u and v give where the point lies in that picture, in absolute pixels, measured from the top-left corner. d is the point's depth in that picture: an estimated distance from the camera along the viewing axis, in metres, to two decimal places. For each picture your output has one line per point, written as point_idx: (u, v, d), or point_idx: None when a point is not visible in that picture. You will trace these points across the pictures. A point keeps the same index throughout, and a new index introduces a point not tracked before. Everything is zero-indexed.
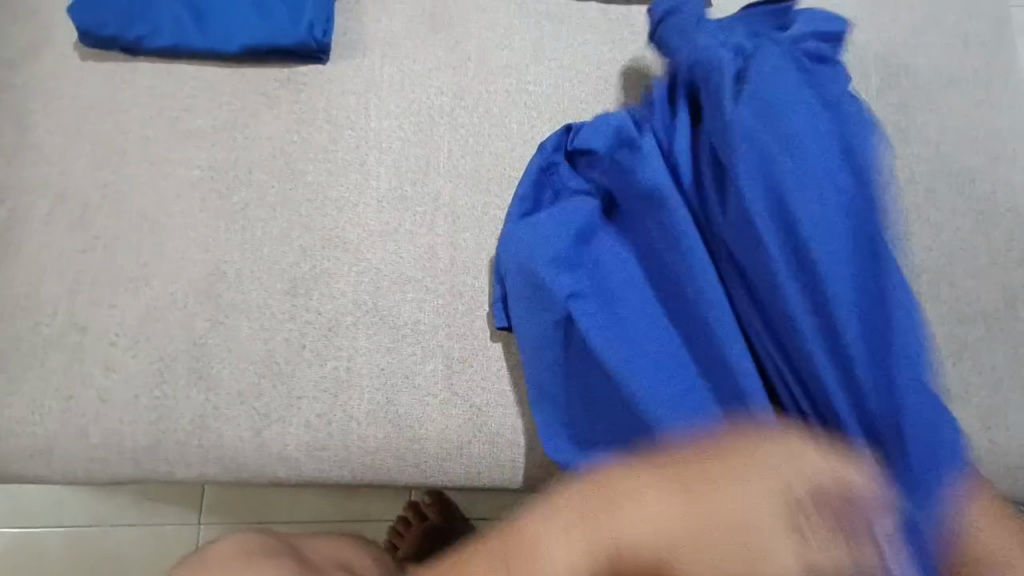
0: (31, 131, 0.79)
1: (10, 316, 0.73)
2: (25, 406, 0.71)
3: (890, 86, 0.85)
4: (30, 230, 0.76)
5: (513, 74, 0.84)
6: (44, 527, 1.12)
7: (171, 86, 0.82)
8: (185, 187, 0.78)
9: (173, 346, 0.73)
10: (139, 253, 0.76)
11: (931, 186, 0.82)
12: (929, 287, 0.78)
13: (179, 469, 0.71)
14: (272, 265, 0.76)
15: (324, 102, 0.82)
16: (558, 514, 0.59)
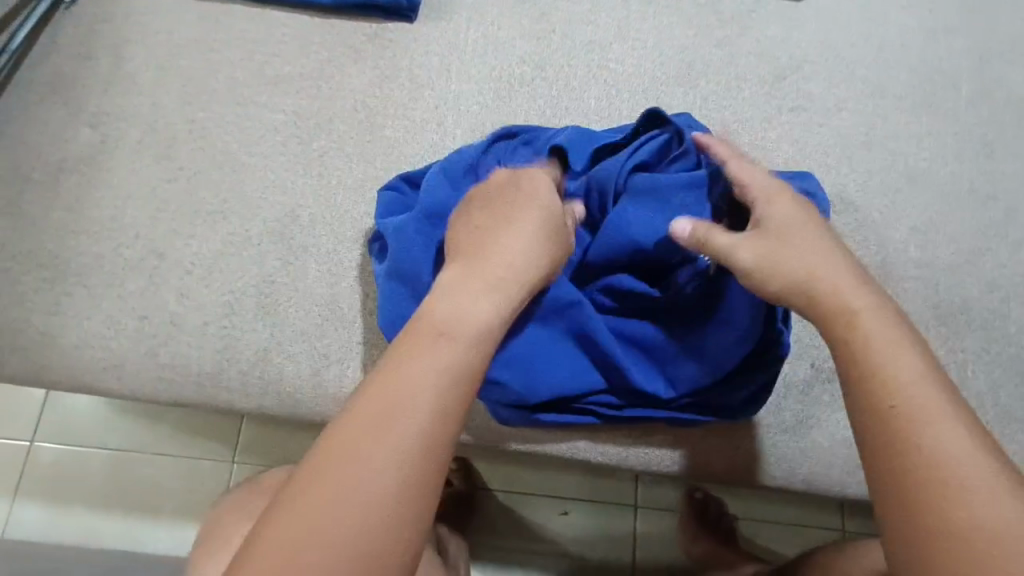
0: (127, 61, 0.82)
1: (93, 236, 0.76)
2: (101, 323, 0.74)
3: (981, 97, 0.83)
4: (119, 156, 0.79)
5: (596, 50, 0.84)
6: (90, 448, 1.18)
7: (263, 31, 0.84)
8: (268, 129, 0.80)
9: (244, 281, 0.76)
10: (219, 189, 0.78)
11: (1013, 205, 0.80)
12: (1001, 306, 0.77)
13: (238, 399, 0.74)
14: (344, 213, 0.78)
15: (407, 60, 0.83)
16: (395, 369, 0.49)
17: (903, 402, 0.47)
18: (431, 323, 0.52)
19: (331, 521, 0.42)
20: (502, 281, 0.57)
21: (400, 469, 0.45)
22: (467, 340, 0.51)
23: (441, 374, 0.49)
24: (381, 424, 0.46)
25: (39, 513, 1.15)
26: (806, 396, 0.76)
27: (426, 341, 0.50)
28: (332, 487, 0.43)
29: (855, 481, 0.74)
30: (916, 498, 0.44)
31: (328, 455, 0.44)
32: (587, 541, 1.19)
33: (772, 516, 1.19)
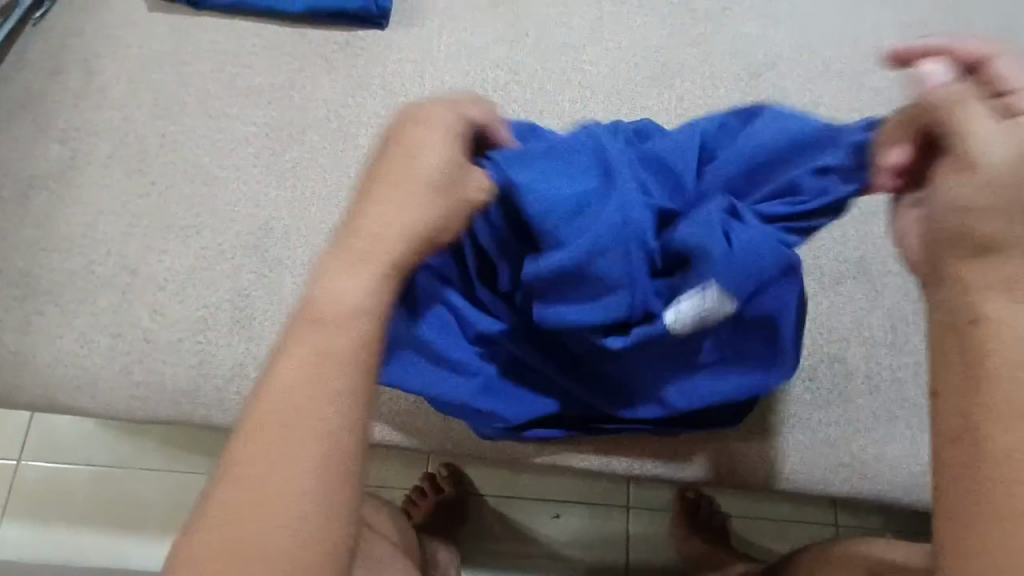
0: (96, 75, 0.81)
1: (64, 253, 0.75)
2: (74, 341, 0.73)
3: None
4: (90, 171, 0.78)
5: (570, 52, 0.83)
6: (76, 464, 1.17)
7: (234, 41, 0.83)
8: (241, 141, 0.80)
9: (219, 296, 0.75)
10: (191, 202, 0.78)
11: None
12: None
13: (215, 415, 0.73)
14: (319, 224, 0.77)
15: (380, 68, 0.82)
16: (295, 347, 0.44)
17: (993, 440, 0.39)
18: (340, 274, 0.46)
19: (239, 544, 0.39)
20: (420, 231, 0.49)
21: (327, 424, 0.41)
22: (382, 273, 0.47)
23: (341, 337, 0.44)
24: (298, 390, 0.42)
25: (25, 532, 1.14)
26: (787, 395, 0.75)
27: (343, 279, 0.46)
28: (262, 458, 0.40)
29: (839, 480, 0.73)
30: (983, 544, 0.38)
31: (229, 476, 0.40)
32: (580, 544, 1.19)
33: (765, 514, 1.18)
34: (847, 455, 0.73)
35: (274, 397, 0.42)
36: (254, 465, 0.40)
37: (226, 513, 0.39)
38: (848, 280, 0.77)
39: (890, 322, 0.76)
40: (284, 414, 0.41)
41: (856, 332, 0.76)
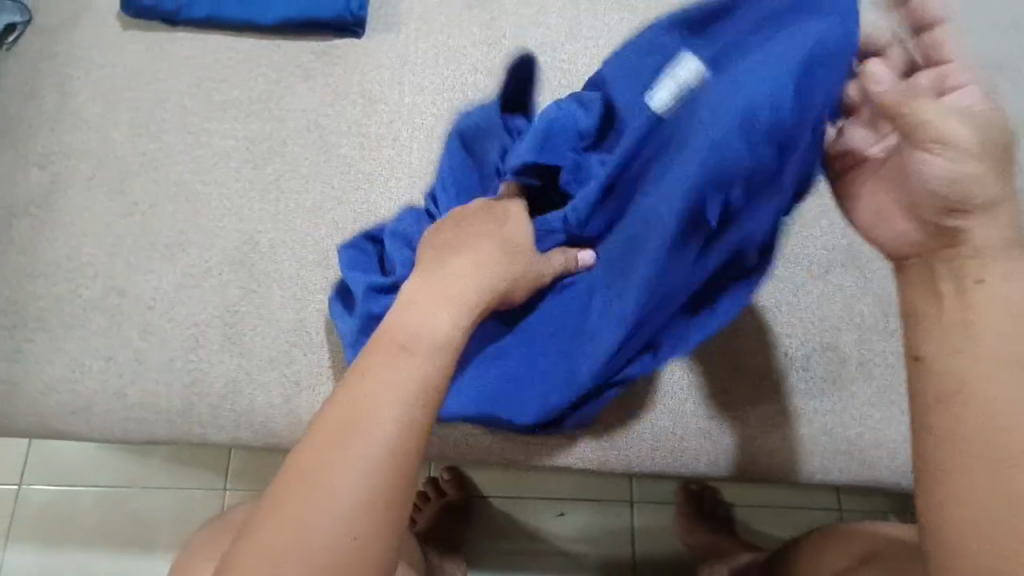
0: (73, 97, 0.80)
1: (50, 278, 0.75)
2: (65, 366, 0.73)
3: None
4: (72, 194, 0.77)
5: (548, 51, 0.83)
6: (78, 486, 1.16)
7: (209, 56, 0.82)
8: (222, 156, 0.79)
9: (208, 313, 0.75)
10: (175, 220, 0.77)
11: None
12: None
13: (211, 433, 0.73)
14: (305, 236, 0.77)
15: (358, 76, 0.82)
16: (369, 372, 0.49)
17: (954, 360, 0.45)
18: (398, 352, 0.50)
19: (297, 547, 0.42)
20: (465, 301, 0.54)
21: (358, 497, 0.44)
22: (423, 349, 0.50)
23: (405, 393, 0.48)
24: (340, 458, 0.45)
25: (30, 556, 1.14)
26: (781, 384, 0.75)
27: (391, 357, 0.49)
28: (289, 513, 0.43)
29: (835, 468, 0.74)
30: (937, 476, 0.43)
31: (297, 481, 0.44)
32: (585, 540, 1.18)
33: (767, 500, 1.18)
34: (844, 443, 0.74)
35: (344, 419, 0.46)
36: (319, 474, 0.44)
37: (253, 560, 0.42)
38: (836, 268, 0.78)
39: (879, 307, 0.77)
40: (347, 431, 0.46)
41: (846, 318, 0.77)
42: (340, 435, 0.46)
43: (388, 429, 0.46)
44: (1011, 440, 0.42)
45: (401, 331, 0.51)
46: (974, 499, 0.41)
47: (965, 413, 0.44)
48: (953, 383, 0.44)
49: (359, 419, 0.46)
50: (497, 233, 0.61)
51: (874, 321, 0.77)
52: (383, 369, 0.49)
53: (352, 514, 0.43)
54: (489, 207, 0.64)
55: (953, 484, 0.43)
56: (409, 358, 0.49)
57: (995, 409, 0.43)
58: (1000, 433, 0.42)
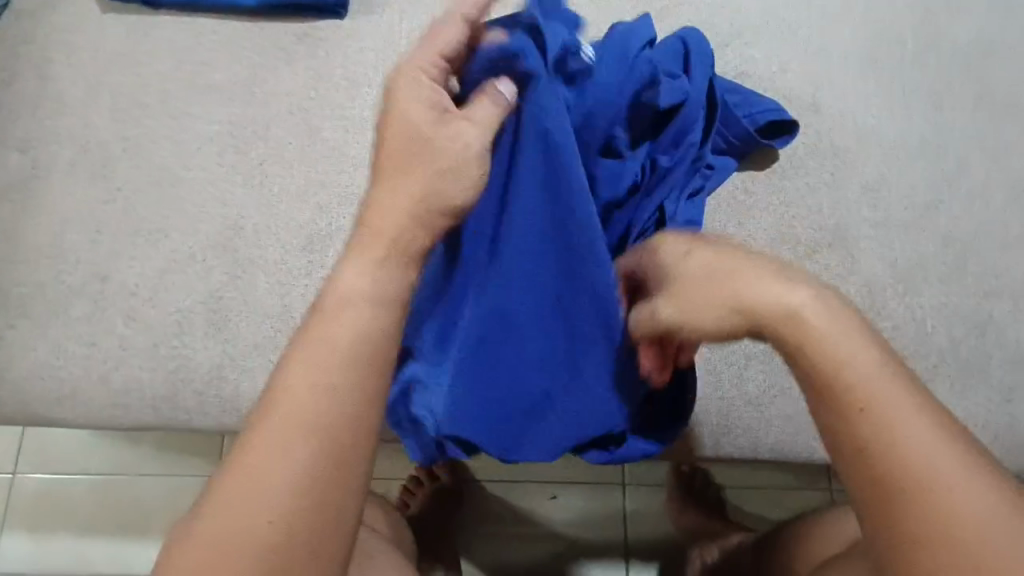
0: (52, 81, 0.79)
1: (32, 265, 0.74)
2: (49, 353, 0.72)
3: (926, 49, 0.82)
4: (53, 180, 0.77)
5: None
6: (72, 474, 1.17)
7: (190, 39, 0.81)
8: (204, 141, 0.78)
9: (192, 299, 0.74)
10: (158, 206, 0.77)
11: (964, 156, 0.79)
12: (956, 260, 0.76)
13: (196, 419, 0.73)
14: (289, 221, 0.77)
15: (341, 58, 0.81)
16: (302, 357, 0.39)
17: (872, 403, 0.40)
18: (318, 319, 0.41)
19: (224, 550, 0.36)
20: (394, 241, 0.43)
21: (285, 497, 0.37)
22: (343, 310, 0.41)
23: (323, 363, 0.39)
24: (265, 448, 0.38)
25: (25, 544, 1.14)
26: (768, 365, 0.75)
27: (310, 348, 0.39)
28: (218, 508, 0.37)
29: (823, 448, 0.74)
30: (895, 495, 0.39)
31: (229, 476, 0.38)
32: (577, 523, 1.18)
33: (758, 482, 1.19)
34: None
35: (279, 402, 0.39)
36: (253, 463, 0.37)
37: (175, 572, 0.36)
38: (824, 248, 0.76)
39: (866, 287, 0.75)
40: (284, 417, 0.38)
41: None
42: (273, 420, 0.38)
43: (328, 407, 0.38)
44: (923, 432, 0.39)
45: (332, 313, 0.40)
46: (902, 537, 0.38)
47: (896, 448, 0.39)
48: (884, 423, 0.40)
49: (291, 399, 0.38)
50: (447, 152, 0.46)
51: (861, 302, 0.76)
52: (325, 336, 0.40)
53: (292, 507, 0.37)
54: (445, 130, 0.50)
55: (910, 497, 0.38)
56: (344, 329, 0.40)
57: (915, 449, 0.39)
58: (916, 457, 0.39)
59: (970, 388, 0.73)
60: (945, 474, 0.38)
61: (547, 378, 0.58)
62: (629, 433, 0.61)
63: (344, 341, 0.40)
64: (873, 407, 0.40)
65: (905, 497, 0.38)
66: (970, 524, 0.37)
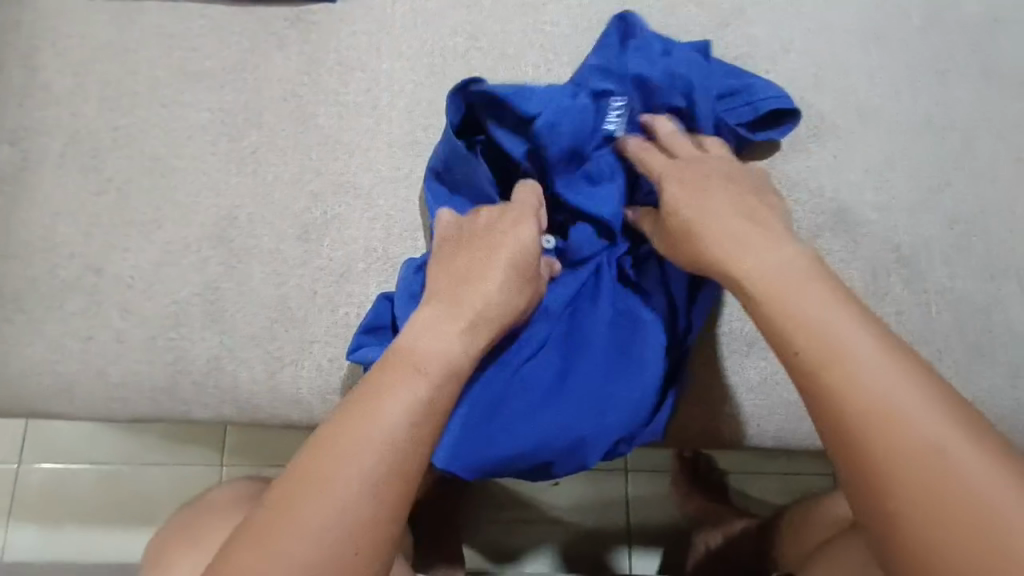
0: (40, 71, 0.78)
1: (26, 258, 0.74)
2: (46, 346, 0.72)
3: (933, 24, 0.80)
4: (45, 172, 0.76)
5: (530, 12, 0.80)
6: (77, 465, 1.17)
7: (180, 25, 0.80)
8: (196, 129, 0.77)
9: (188, 290, 0.74)
10: (152, 196, 0.76)
11: (971, 134, 0.77)
12: (962, 241, 0.75)
13: (196, 410, 0.73)
14: (284, 210, 0.76)
15: (334, 42, 0.79)
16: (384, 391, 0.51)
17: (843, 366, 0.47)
18: (402, 362, 0.53)
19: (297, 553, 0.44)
20: (473, 318, 0.57)
21: (363, 511, 0.46)
22: (438, 372, 0.53)
23: (412, 404, 0.50)
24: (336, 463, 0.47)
25: (33, 534, 1.15)
26: (770, 350, 0.75)
27: (397, 379, 0.51)
28: (281, 523, 0.45)
29: None
30: (892, 466, 0.43)
31: (296, 490, 0.46)
32: (579, 508, 1.19)
33: (761, 466, 1.19)
34: None
35: (355, 427, 0.48)
36: (322, 482, 0.46)
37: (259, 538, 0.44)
38: (827, 232, 0.75)
39: (870, 269, 0.74)
40: (356, 444, 0.48)
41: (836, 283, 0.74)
42: (348, 444, 0.48)
43: (405, 441, 0.49)
44: (906, 393, 0.45)
45: (412, 356, 0.53)
46: (915, 487, 0.42)
47: (896, 402, 0.44)
48: (838, 382, 0.46)
49: (372, 433, 0.48)
50: (505, 247, 0.60)
51: (865, 285, 0.74)
52: (399, 382, 0.51)
53: (350, 525, 0.45)
54: (498, 222, 0.63)
55: (883, 429, 0.44)
56: (423, 377, 0.52)
57: (914, 412, 0.44)
58: (924, 421, 0.44)
59: (975, 370, 0.73)
60: (942, 424, 0.43)
61: (562, 398, 0.63)
62: (633, 441, 0.65)
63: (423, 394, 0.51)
64: (862, 367, 0.46)
65: (870, 430, 0.44)
66: (958, 451, 0.42)
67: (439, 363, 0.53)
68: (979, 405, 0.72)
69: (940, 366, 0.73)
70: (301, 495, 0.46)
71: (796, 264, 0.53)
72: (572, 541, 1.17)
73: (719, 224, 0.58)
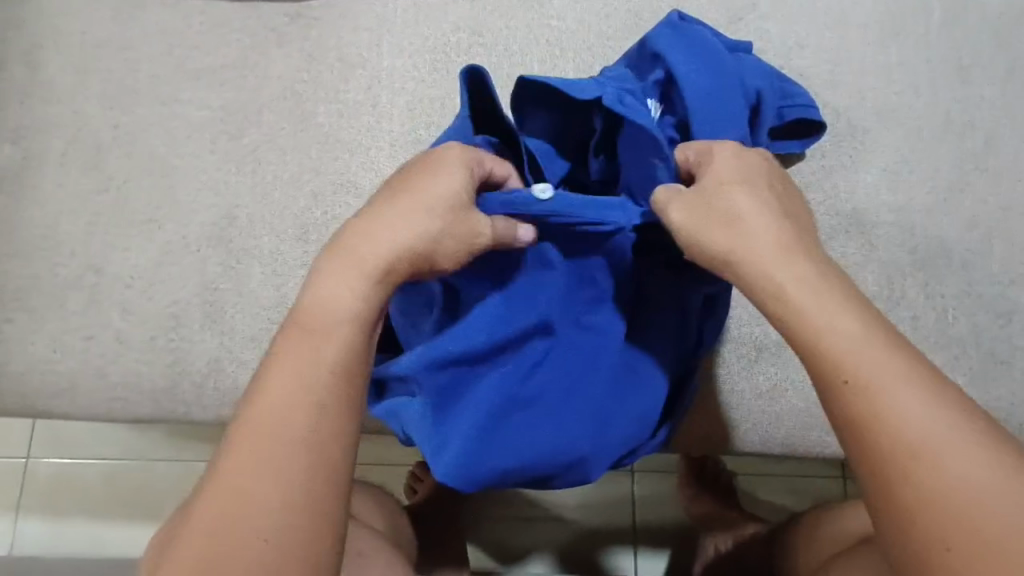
0: (40, 68, 0.77)
1: (26, 257, 0.73)
2: (47, 346, 0.72)
3: (953, 18, 0.77)
4: (45, 170, 0.75)
5: (535, 7, 0.78)
6: (84, 460, 1.18)
7: (180, 21, 0.78)
8: (196, 127, 0.76)
9: (188, 291, 0.73)
10: (152, 196, 0.75)
11: (992, 133, 0.74)
12: (980, 244, 0.73)
13: (195, 411, 0.72)
14: (284, 210, 0.75)
15: (335, 39, 0.78)
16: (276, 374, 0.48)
17: (849, 376, 0.44)
18: (298, 340, 0.49)
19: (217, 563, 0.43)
20: (370, 266, 0.51)
21: (271, 497, 0.44)
22: (328, 331, 0.49)
23: (305, 382, 0.47)
24: (246, 458, 0.45)
25: (41, 528, 1.16)
26: (779, 356, 0.73)
27: (291, 356, 0.48)
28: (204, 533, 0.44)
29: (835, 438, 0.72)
30: (898, 474, 0.42)
31: (210, 501, 0.44)
32: (583, 510, 1.17)
33: (770, 469, 1.17)
34: None
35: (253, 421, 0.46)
36: (232, 488, 0.44)
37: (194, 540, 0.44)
38: (840, 234, 0.73)
39: (884, 274, 0.72)
40: (252, 440, 0.45)
41: None
42: (247, 443, 0.45)
43: (300, 411, 0.46)
44: (940, 427, 0.42)
45: (304, 321, 0.49)
46: (921, 498, 0.41)
47: (896, 407, 0.42)
48: (851, 394, 0.44)
49: (263, 413, 0.46)
50: (417, 194, 0.53)
51: (879, 290, 0.72)
52: (287, 359, 0.48)
53: (264, 531, 0.43)
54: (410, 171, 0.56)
55: (919, 467, 0.41)
56: (309, 340, 0.49)
57: (918, 414, 0.42)
58: (925, 427, 0.42)
59: (993, 379, 0.70)
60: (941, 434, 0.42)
61: (567, 415, 0.59)
62: (638, 453, 0.65)
63: (323, 351, 0.48)
64: (867, 372, 0.44)
65: (907, 461, 0.41)
66: (955, 452, 0.41)
67: (327, 316, 0.49)
68: (997, 415, 0.69)
69: (957, 374, 0.70)
70: (212, 509, 0.44)
71: (803, 269, 0.48)
72: (577, 541, 1.16)
73: (751, 243, 0.49)
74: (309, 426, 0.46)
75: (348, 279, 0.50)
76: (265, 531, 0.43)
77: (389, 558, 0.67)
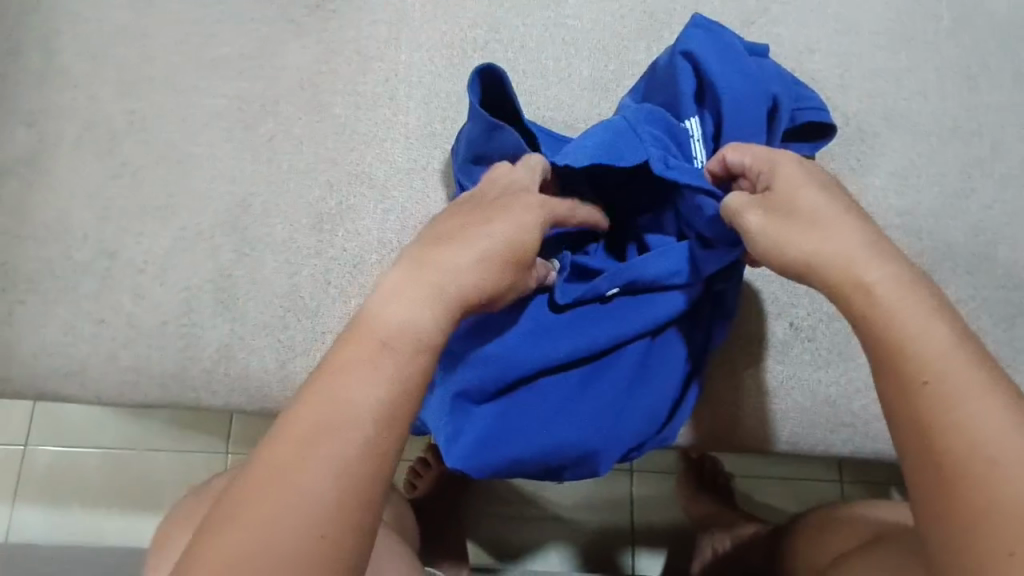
0: (57, 53, 0.77)
1: (39, 240, 0.73)
2: (58, 329, 0.72)
3: (962, 27, 0.78)
4: (60, 154, 0.75)
5: (551, 5, 0.79)
6: (84, 448, 1.18)
7: (199, 10, 0.79)
8: (212, 116, 0.77)
9: (200, 277, 0.74)
10: (166, 182, 0.75)
11: (998, 140, 0.76)
12: (985, 249, 0.74)
13: (205, 397, 0.72)
14: (298, 199, 0.75)
15: (353, 32, 0.79)
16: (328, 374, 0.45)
17: (930, 379, 0.44)
18: (354, 351, 0.46)
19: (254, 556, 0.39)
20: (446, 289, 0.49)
21: (322, 485, 0.41)
22: (389, 342, 0.47)
23: (371, 380, 0.45)
24: (294, 448, 0.42)
25: (39, 516, 1.16)
26: (786, 355, 0.74)
27: (351, 361, 0.46)
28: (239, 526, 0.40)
29: (838, 438, 0.73)
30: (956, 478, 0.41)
31: (252, 486, 0.41)
32: (583, 508, 1.18)
33: (769, 471, 1.18)
34: (848, 415, 0.73)
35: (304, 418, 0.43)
36: (272, 470, 0.42)
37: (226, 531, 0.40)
38: None
39: None
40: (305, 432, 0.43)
41: None
42: (296, 433, 0.43)
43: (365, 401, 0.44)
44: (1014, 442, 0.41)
45: (367, 328, 0.47)
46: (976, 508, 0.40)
47: (967, 416, 0.42)
48: (919, 396, 0.43)
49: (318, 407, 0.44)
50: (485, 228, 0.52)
51: None
52: (350, 359, 0.46)
53: (314, 511, 0.41)
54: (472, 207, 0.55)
55: (974, 476, 0.41)
56: (366, 348, 0.46)
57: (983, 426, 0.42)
58: (992, 438, 0.41)
59: None
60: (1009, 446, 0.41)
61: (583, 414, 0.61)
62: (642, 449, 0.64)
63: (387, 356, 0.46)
64: (942, 381, 0.43)
65: (966, 467, 0.41)
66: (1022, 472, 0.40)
67: (393, 330, 0.47)
68: None
69: None
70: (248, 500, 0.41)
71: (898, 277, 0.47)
72: (575, 540, 1.17)
73: (830, 245, 0.49)
74: (371, 416, 0.44)
75: (414, 291, 0.49)
76: (310, 517, 0.40)
77: (397, 546, 0.67)
